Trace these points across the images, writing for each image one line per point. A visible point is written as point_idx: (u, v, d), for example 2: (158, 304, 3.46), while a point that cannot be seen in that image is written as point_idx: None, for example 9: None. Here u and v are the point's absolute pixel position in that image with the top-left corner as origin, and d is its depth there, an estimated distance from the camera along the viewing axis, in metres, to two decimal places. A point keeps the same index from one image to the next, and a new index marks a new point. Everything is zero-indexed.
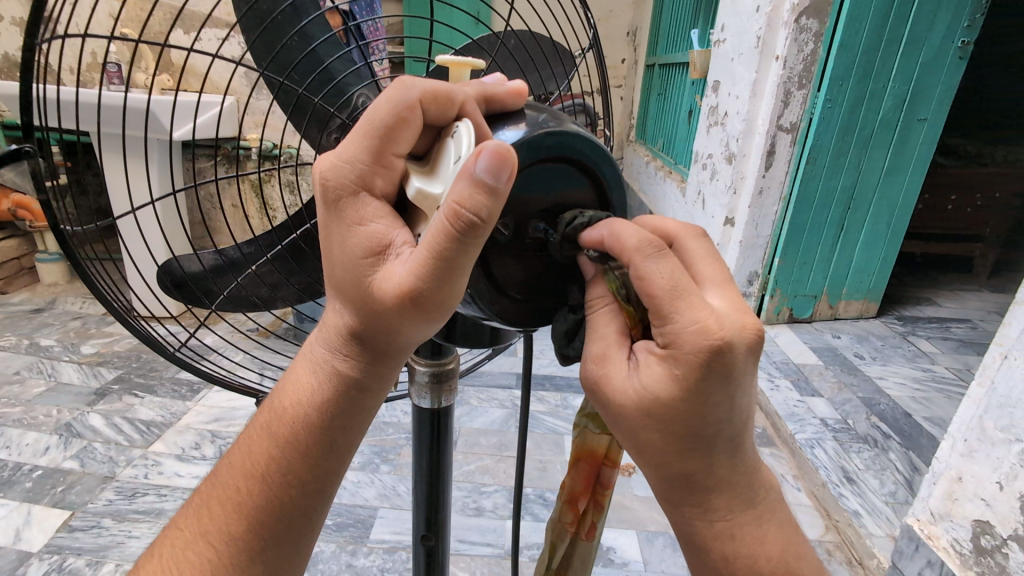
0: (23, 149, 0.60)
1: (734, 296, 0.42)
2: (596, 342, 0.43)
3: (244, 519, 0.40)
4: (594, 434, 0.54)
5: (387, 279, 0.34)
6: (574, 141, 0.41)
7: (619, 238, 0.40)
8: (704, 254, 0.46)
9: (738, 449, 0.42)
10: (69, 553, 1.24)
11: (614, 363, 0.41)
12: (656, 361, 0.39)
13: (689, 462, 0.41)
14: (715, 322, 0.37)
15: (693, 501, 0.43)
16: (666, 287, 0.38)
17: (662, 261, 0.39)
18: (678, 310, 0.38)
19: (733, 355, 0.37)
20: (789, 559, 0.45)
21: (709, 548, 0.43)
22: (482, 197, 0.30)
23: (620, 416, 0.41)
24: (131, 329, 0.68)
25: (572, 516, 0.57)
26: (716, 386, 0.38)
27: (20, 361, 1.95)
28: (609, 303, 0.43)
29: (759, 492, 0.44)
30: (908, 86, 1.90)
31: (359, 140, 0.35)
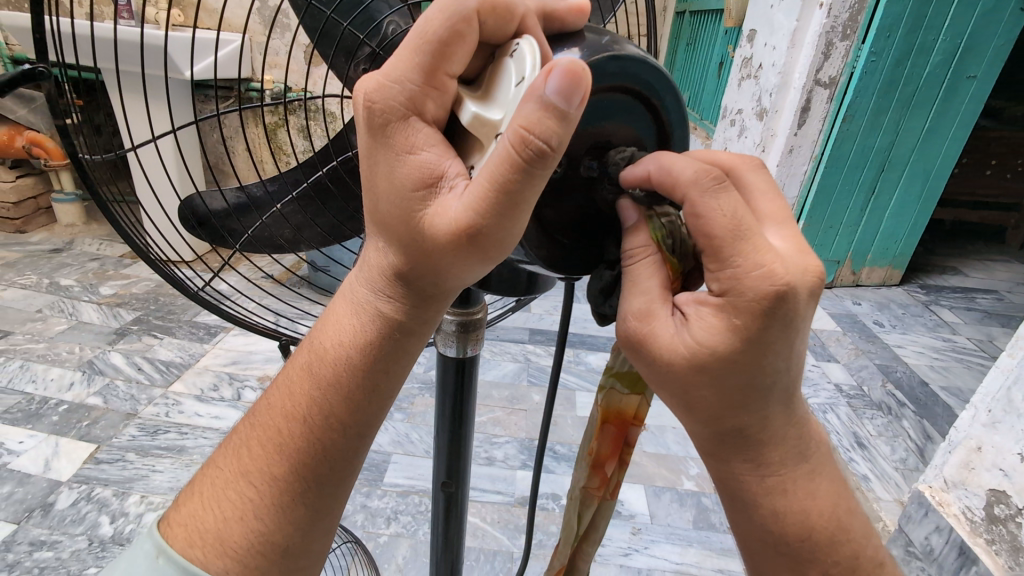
0: (36, 68, 0.55)
1: (797, 236, 0.38)
2: (639, 296, 0.39)
3: (285, 461, 0.39)
4: (621, 394, 0.51)
5: (440, 214, 0.31)
6: (638, 68, 0.37)
7: (671, 171, 0.36)
8: (764, 189, 0.41)
9: (791, 401, 0.40)
10: (97, 483, 1.28)
11: (660, 319, 0.38)
12: (710, 312, 0.36)
13: (741, 416, 0.39)
14: (780, 265, 0.34)
15: (743, 457, 0.41)
16: (728, 227, 0.35)
17: (722, 196, 0.35)
18: (740, 255, 0.34)
19: (795, 302, 0.35)
20: (839, 513, 0.44)
21: (761, 504, 0.42)
22: (552, 121, 0.27)
23: (667, 374, 0.39)
24: (155, 270, 0.67)
25: (598, 480, 0.53)
26: (777, 334, 0.35)
27: (42, 300, 1.97)
28: (653, 253, 0.39)
29: (812, 446, 0.43)
30: (960, 39, 1.78)
31: (409, 56, 0.32)
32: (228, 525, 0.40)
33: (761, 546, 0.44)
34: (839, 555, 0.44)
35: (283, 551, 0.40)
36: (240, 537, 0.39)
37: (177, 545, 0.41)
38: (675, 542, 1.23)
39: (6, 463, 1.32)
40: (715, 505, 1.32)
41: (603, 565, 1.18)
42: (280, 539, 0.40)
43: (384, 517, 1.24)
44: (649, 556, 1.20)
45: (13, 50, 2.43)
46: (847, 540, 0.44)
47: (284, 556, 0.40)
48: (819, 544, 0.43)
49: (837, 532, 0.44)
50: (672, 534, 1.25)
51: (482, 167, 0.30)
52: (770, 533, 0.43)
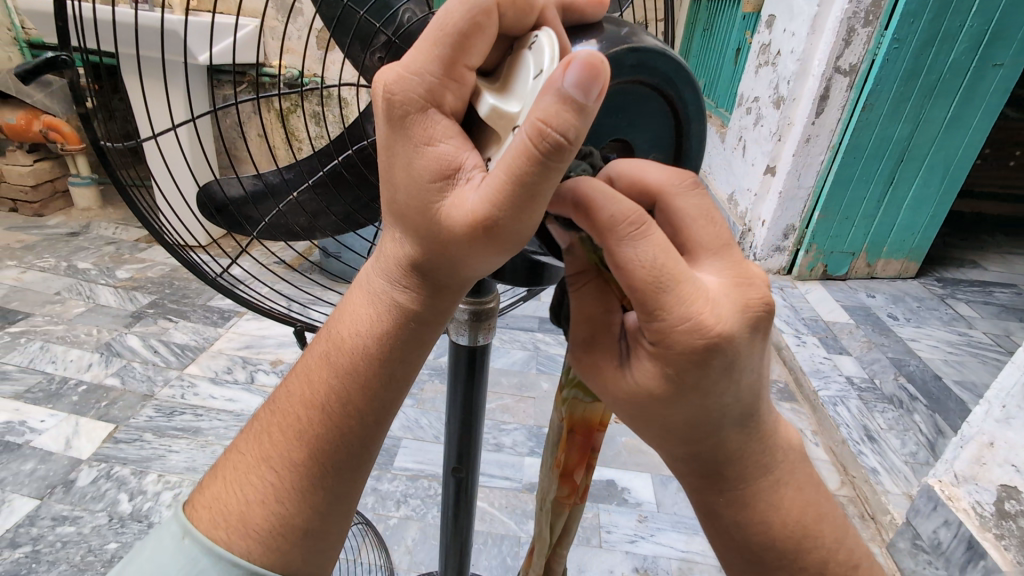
0: (59, 56, 0.56)
1: (731, 268, 0.37)
2: (583, 327, 0.41)
3: (305, 447, 0.40)
4: (586, 404, 0.51)
5: (457, 206, 0.32)
6: (655, 60, 0.37)
7: (590, 210, 0.35)
8: (698, 214, 0.38)
9: (750, 421, 0.40)
10: (115, 462, 1.32)
11: (604, 355, 0.40)
12: (649, 357, 0.37)
13: (695, 442, 0.40)
14: (710, 315, 0.34)
15: (700, 474, 0.42)
16: (648, 277, 0.33)
17: (643, 244, 0.34)
18: (665, 308, 0.34)
19: (729, 347, 0.34)
20: (809, 519, 0.44)
21: (723, 514, 0.43)
22: (570, 114, 0.27)
23: (617, 406, 0.41)
24: (174, 255, 0.68)
25: (568, 488, 0.54)
26: (717, 378, 0.36)
27: (60, 282, 2.01)
28: (592, 279, 0.40)
29: (780, 458, 0.43)
30: (987, 25, 1.73)
31: (430, 48, 0.32)
32: (250, 508, 0.41)
33: (728, 551, 0.45)
34: (808, 559, 0.44)
35: (304, 533, 0.41)
36: (263, 519, 0.40)
37: (202, 526, 0.42)
38: (682, 530, 1.24)
39: (29, 441, 1.36)
40: None
41: (609, 551, 1.19)
42: (301, 522, 0.41)
43: (394, 500, 1.26)
44: (655, 544, 1.21)
45: (30, 34, 2.44)
46: (817, 544, 0.44)
47: (305, 538, 0.41)
48: (784, 551, 0.44)
49: (804, 538, 0.44)
50: (678, 523, 1.26)
51: (498, 160, 0.30)
52: (735, 541, 0.44)
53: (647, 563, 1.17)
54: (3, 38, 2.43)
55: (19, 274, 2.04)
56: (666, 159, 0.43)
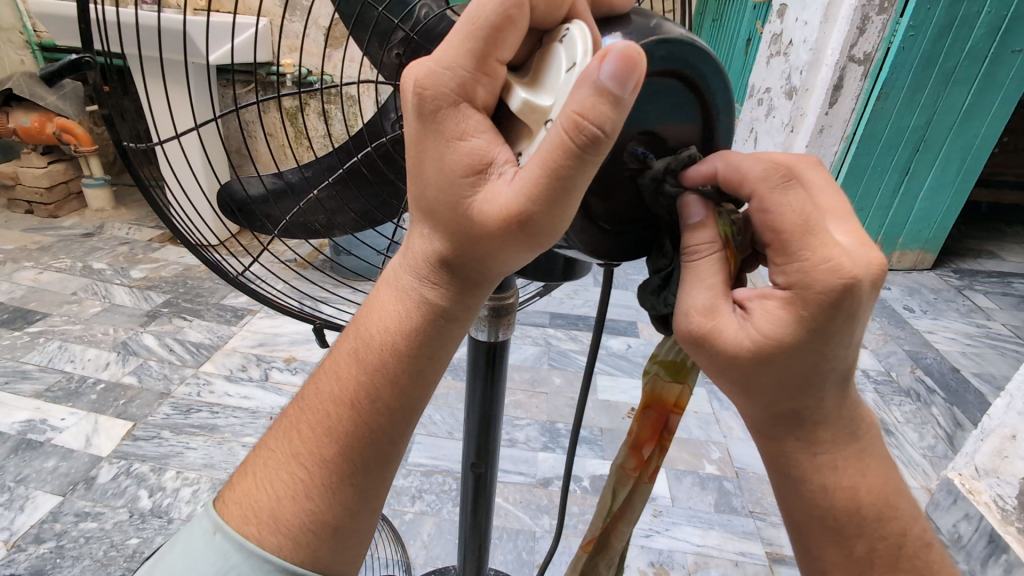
0: (82, 58, 0.56)
1: (859, 229, 0.37)
2: (703, 290, 0.39)
3: (334, 442, 0.41)
4: (665, 381, 0.52)
5: (490, 201, 0.32)
6: (686, 50, 0.37)
7: (740, 168, 0.38)
8: (826, 184, 0.39)
9: (846, 382, 0.41)
10: (135, 459, 1.34)
11: (725, 315, 0.38)
12: (776, 304, 0.37)
13: (800, 398, 0.40)
14: (847, 259, 0.35)
15: (796, 435, 0.42)
16: (797, 222, 0.36)
17: (791, 194, 0.36)
18: (807, 249, 0.35)
19: (861, 292, 0.35)
20: (889, 492, 0.44)
21: (811, 480, 0.42)
22: (606, 106, 0.27)
23: (727, 364, 0.39)
24: (196, 255, 0.68)
25: (635, 462, 0.53)
26: (840, 324, 0.36)
27: (76, 283, 2.03)
28: (718, 250, 0.39)
29: (864, 427, 0.43)
30: (1007, 11, 1.70)
31: (461, 42, 0.32)
32: (281, 504, 0.41)
33: (808, 524, 0.45)
34: (885, 531, 0.44)
35: (334, 530, 0.41)
36: (293, 515, 0.41)
37: (232, 522, 0.42)
38: (697, 524, 1.24)
39: (50, 439, 1.38)
40: (736, 489, 1.32)
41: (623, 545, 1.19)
42: (330, 519, 0.41)
43: (409, 496, 1.27)
44: (669, 538, 1.21)
45: (41, 38, 2.47)
46: (894, 518, 0.44)
47: (335, 534, 0.42)
48: (864, 522, 0.43)
49: (884, 510, 0.44)
50: (693, 517, 1.25)
51: (533, 155, 0.30)
52: (818, 510, 0.43)
53: (662, 557, 1.17)
54: (15, 41, 2.45)
55: (36, 275, 2.07)
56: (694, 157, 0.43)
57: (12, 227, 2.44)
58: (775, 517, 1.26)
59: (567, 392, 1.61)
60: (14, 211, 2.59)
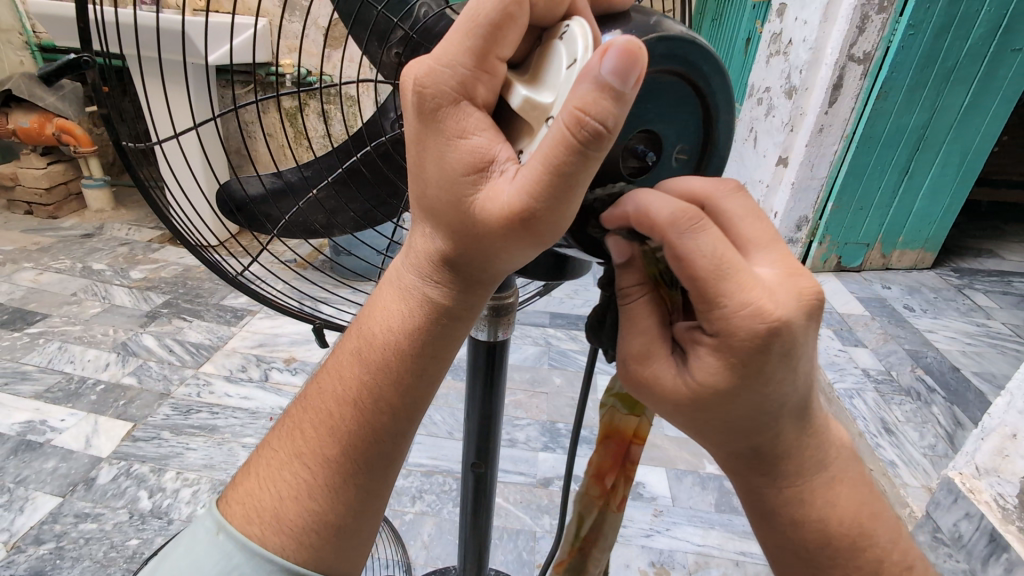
0: (81, 57, 0.55)
1: (785, 259, 0.38)
2: (638, 336, 0.40)
3: (337, 442, 0.41)
4: (623, 414, 0.52)
5: (492, 198, 0.31)
6: (685, 47, 0.37)
7: (649, 212, 0.36)
8: (747, 213, 0.39)
9: (804, 415, 0.40)
10: (135, 459, 1.34)
11: (659, 361, 0.40)
12: (708, 351, 0.37)
13: (752, 438, 0.40)
14: (770, 301, 0.34)
15: (758, 471, 0.42)
16: (710, 267, 0.34)
17: (700, 236, 0.35)
18: (727, 296, 0.34)
19: (791, 330, 0.35)
20: (862, 518, 0.44)
21: (780, 513, 0.42)
22: (608, 101, 0.27)
23: (672, 408, 0.40)
24: (196, 255, 0.68)
25: (598, 490, 0.54)
26: (773, 364, 0.36)
27: (76, 283, 2.03)
28: (645, 293, 0.40)
29: (831, 455, 0.43)
30: (1005, 10, 1.70)
31: (461, 40, 0.32)
32: (284, 504, 0.41)
33: (784, 554, 0.45)
34: (862, 558, 0.44)
35: (337, 530, 0.41)
36: (297, 516, 0.41)
37: (235, 522, 0.42)
38: (698, 523, 1.24)
39: (49, 440, 1.38)
40: (737, 488, 1.32)
41: (625, 545, 1.19)
42: (333, 519, 0.41)
43: (409, 496, 1.27)
44: (670, 538, 1.21)
45: (41, 38, 2.47)
46: (870, 544, 0.44)
47: (339, 534, 0.42)
48: (838, 551, 0.43)
49: (857, 538, 0.44)
50: (694, 516, 1.25)
51: (534, 152, 0.30)
52: (790, 540, 0.44)
53: (664, 557, 1.17)
54: (15, 42, 2.45)
55: (35, 276, 2.07)
56: (694, 154, 0.42)
57: (12, 229, 2.44)
58: None
59: (568, 391, 1.61)
60: (14, 212, 2.58)
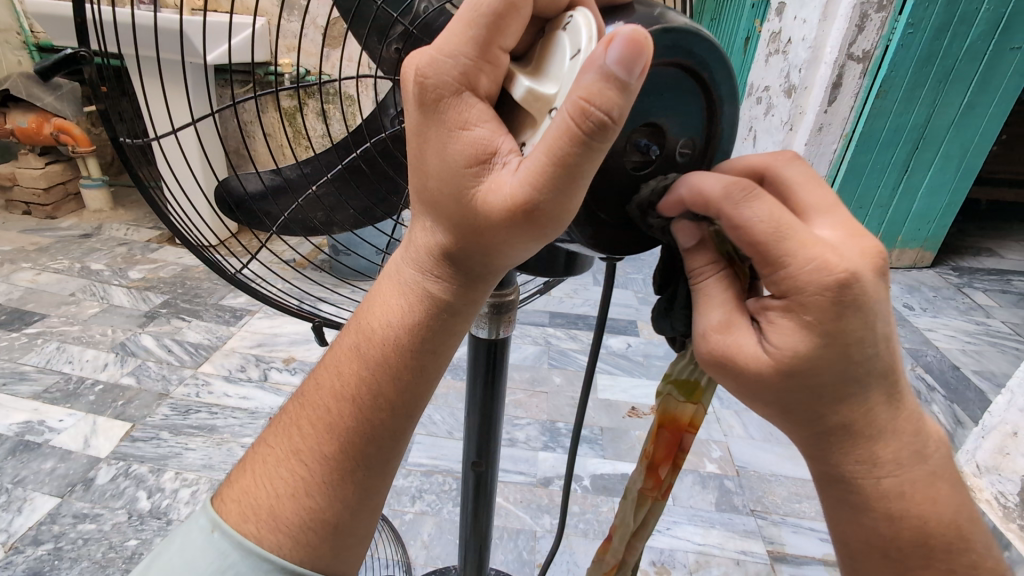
0: (78, 53, 0.55)
1: (847, 221, 0.37)
2: (715, 309, 0.39)
3: (334, 439, 0.40)
4: (679, 401, 0.50)
5: (494, 190, 0.31)
6: (689, 39, 0.36)
7: (702, 191, 0.37)
8: (806, 180, 0.39)
9: (895, 393, 0.38)
10: (134, 460, 1.33)
11: (740, 331, 0.38)
12: (781, 314, 0.36)
13: (840, 413, 0.37)
14: (834, 255, 0.34)
15: (854, 457, 0.39)
16: (769, 229, 0.34)
17: (757, 204, 0.35)
18: (788, 253, 0.34)
19: (862, 285, 0.33)
20: (961, 521, 0.41)
21: (873, 506, 0.40)
22: (613, 91, 0.26)
23: (755, 385, 0.38)
24: (196, 254, 0.67)
25: (652, 482, 0.53)
26: (854, 322, 0.34)
27: (74, 284, 2.02)
28: (720, 268, 0.40)
29: (929, 447, 0.40)
30: (1005, 8, 1.70)
31: (463, 30, 0.31)
32: (280, 502, 0.41)
33: (871, 555, 0.41)
34: (959, 561, 0.41)
35: (334, 529, 0.41)
36: (293, 513, 0.40)
37: (231, 520, 0.42)
38: (697, 523, 1.24)
39: (48, 440, 1.37)
40: (737, 488, 1.32)
41: None
42: (330, 517, 0.41)
43: (409, 496, 1.26)
44: (671, 537, 1.21)
45: (39, 38, 2.46)
46: (970, 549, 0.41)
47: (335, 532, 0.41)
48: (937, 554, 0.40)
49: (957, 539, 0.41)
50: (694, 516, 1.25)
51: (537, 143, 0.29)
52: (881, 538, 0.41)
53: (664, 556, 1.17)
54: (13, 42, 2.44)
55: (33, 276, 2.06)
56: (699, 147, 0.42)
57: (10, 229, 2.43)
58: (775, 515, 1.26)
59: (568, 391, 1.61)
60: (12, 212, 2.58)
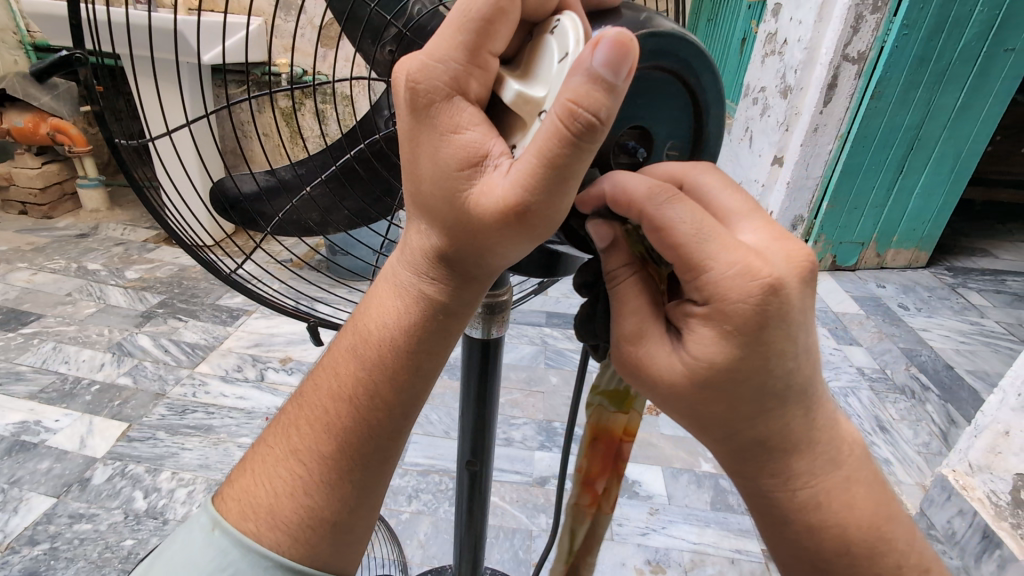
0: (73, 54, 0.55)
1: (767, 226, 0.37)
2: (630, 316, 0.40)
3: (331, 438, 0.41)
4: (610, 413, 0.52)
5: (486, 193, 0.32)
6: (672, 43, 0.37)
7: (625, 188, 0.36)
8: (722, 184, 0.39)
9: (809, 400, 0.39)
10: (130, 460, 1.33)
11: (654, 340, 0.39)
12: (700, 324, 0.36)
13: (757, 425, 0.38)
14: (759, 260, 0.34)
15: (770, 470, 0.40)
16: (692, 234, 0.34)
17: (679, 206, 0.35)
18: (711, 258, 0.34)
19: (788, 293, 0.34)
20: (879, 521, 0.42)
21: (795, 519, 0.41)
22: (600, 93, 0.27)
23: (672, 396, 0.39)
24: (192, 256, 0.68)
25: (589, 497, 0.55)
26: (774, 332, 0.35)
27: (71, 284, 2.02)
28: (633, 273, 0.40)
29: (846, 452, 0.42)
30: (999, 10, 1.71)
31: (453, 35, 0.32)
32: (278, 500, 0.41)
33: (799, 564, 0.43)
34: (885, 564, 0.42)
35: (332, 526, 0.41)
36: (292, 512, 0.41)
37: (231, 518, 0.42)
38: (694, 522, 1.24)
39: (44, 441, 1.37)
40: (733, 487, 1.32)
41: (620, 544, 1.19)
42: (329, 515, 0.41)
43: (405, 495, 1.27)
44: (667, 536, 1.21)
45: (35, 38, 2.45)
46: (889, 547, 0.43)
47: (334, 530, 0.42)
48: (859, 556, 0.42)
49: (879, 542, 0.42)
50: (690, 515, 1.26)
51: (527, 145, 0.30)
52: (806, 548, 0.42)
53: (660, 555, 1.17)
54: (9, 42, 2.44)
55: (29, 276, 2.06)
56: (687, 149, 0.43)
57: (6, 229, 2.42)
58: None
59: (565, 391, 1.61)
60: (9, 212, 2.57)
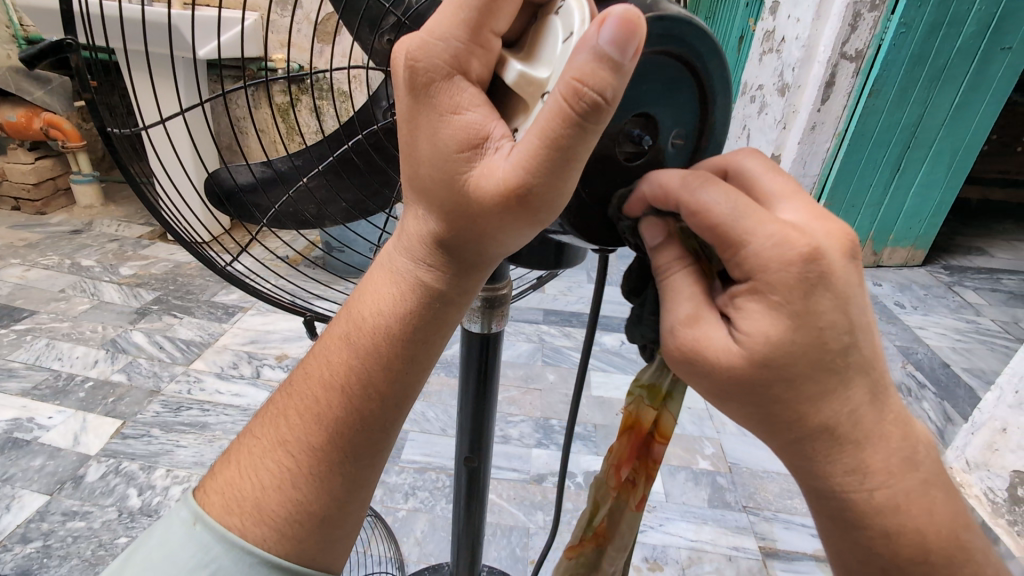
0: (64, 40, 0.54)
1: (809, 205, 0.37)
2: (684, 302, 0.38)
3: (322, 430, 0.40)
4: (645, 405, 0.50)
5: (487, 175, 0.31)
6: (680, 28, 0.36)
7: (660, 181, 0.37)
8: (765, 169, 0.39)
9: (875, 392, 0.37)
10: (124, 457, 1.32)
11: (709, 324, 0.37)
12: (750, 300, 0.35)
13: (821, 413, 0.36)
14: (796, 231, 0.33)
15: (841, 467, 0.37)
16: (730, 209, 0.35)
17: (715, 187, 0.36)
18: (750, 230, 0.34)
19: (829, 261, 0.33)
20: (957, 528, 0.40)
21: (870, 524, 0.38)
22: (606, 72, 0.26)
23: (727, 384, 0.36)
24: (187, 249, 0.66)
25: (615, 481, 0.54)
26: (824, 302, 0.33)
27: (64, 280, 2.00)
28: (685, 262, 0.39)
29: (921, 453, 0.39)
30: (996, 9, 1.71)
31: (454, 12, 0.31)
32: (265, 493, 0.40)
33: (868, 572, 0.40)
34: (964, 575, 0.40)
35: (320, 521, 0.41)
36: (278, 505, 0.40)
37: (214, 512, 0.41)
38: (690, 519, 1.24)
39: (36, 438, 1.36)
40: (729, 485, 1.32)
41: None
42: (317, 509, 0.40)
43: (402, 493, 1.26)
44: (663, 534, 1.21)
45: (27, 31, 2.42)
46: (969, 559, 0.40)
47: (322, 524, 0.41)
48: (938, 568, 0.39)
49: (956, 551, 0.40)
50: (686, 512, 1.25)
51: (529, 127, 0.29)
52: (880, 557, 0.39)
53: (656, 552, 1.17)
54: None
55: (22, 272, 2.04)
56: (692, 139, 0.42)
57: None
58: (767, 511, 1.27)
59: (562, 389, 1.61)
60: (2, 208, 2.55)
